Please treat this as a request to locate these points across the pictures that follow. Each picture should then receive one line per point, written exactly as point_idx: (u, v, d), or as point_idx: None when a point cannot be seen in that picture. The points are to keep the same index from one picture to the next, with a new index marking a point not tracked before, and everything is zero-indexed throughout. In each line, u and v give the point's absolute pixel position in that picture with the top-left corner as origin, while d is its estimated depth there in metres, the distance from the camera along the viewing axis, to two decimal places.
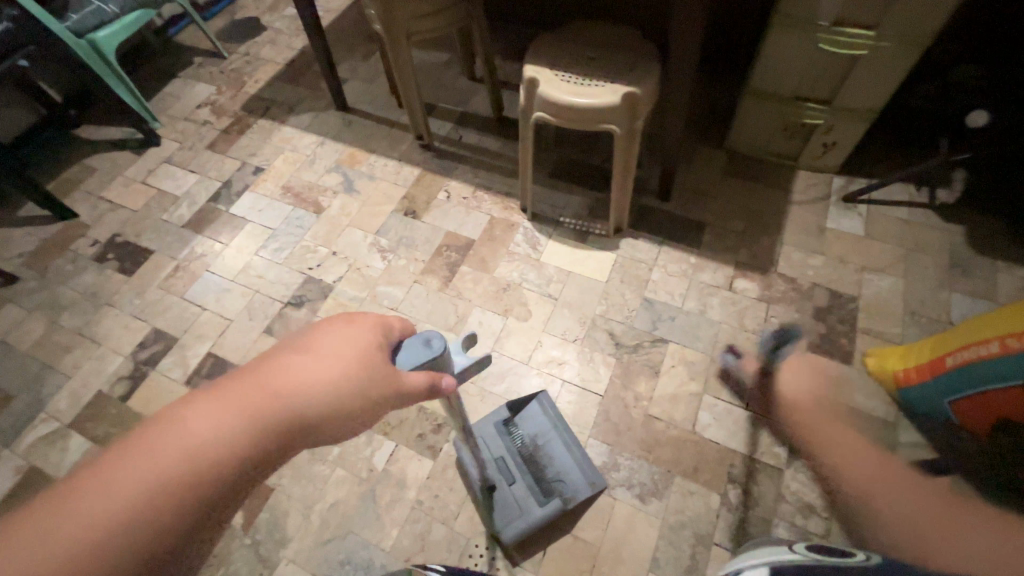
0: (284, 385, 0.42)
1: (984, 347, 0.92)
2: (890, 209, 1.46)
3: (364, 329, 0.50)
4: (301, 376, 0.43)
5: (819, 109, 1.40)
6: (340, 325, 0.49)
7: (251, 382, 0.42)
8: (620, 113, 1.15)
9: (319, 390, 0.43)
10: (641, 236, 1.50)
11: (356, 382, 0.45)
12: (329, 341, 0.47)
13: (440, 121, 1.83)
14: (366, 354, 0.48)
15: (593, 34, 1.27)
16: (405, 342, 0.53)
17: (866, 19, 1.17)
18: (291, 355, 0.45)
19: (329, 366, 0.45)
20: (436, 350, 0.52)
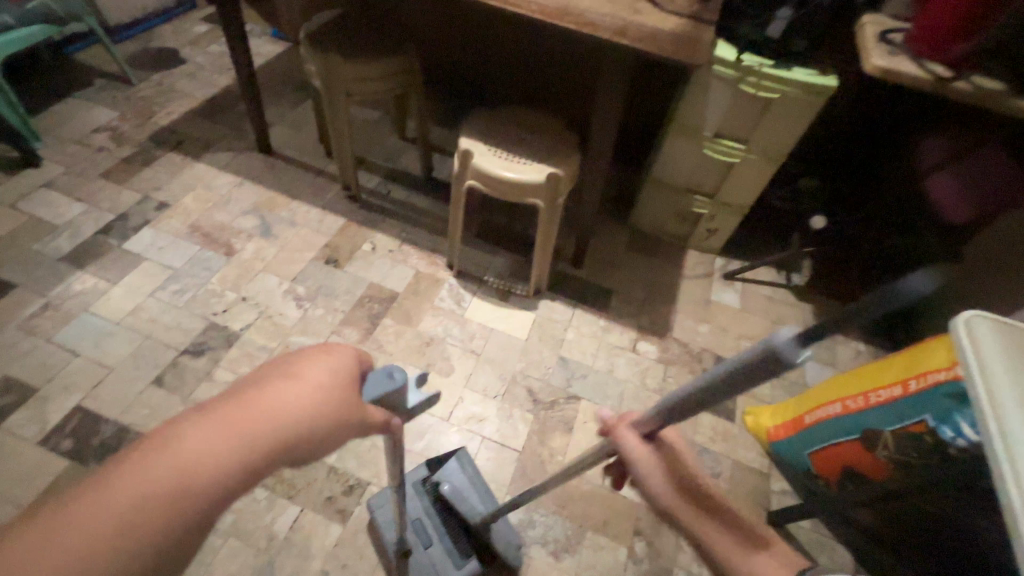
0: (264, 413, 0.44)
1: (831, 408, 1.14)
2: (758, 287, 1.75)
3: (344, 361, 0.50)
4: (284, 401, 0.45)
5: (704, 201, 1.67)
6: (321, 356, 0.50)
7: (238, 406, 0.44)
8: (543, 190, 1.28)
9: (299, 416, 0.45)
10: (558, 297, 1.62)
11: (335, 412, 0.47)
12: (310, 369, 0.48)
13: (369, 175, 1.86)
14: (344, 383, 0.49)
15: (522, 117, 1.42)
16: (370, 374, 0.52)
17: (737, 136, 1.46)
18: (274, 382, 0.46)
19: (309, 395, 0.46)
20: (397, 384, 0.51)
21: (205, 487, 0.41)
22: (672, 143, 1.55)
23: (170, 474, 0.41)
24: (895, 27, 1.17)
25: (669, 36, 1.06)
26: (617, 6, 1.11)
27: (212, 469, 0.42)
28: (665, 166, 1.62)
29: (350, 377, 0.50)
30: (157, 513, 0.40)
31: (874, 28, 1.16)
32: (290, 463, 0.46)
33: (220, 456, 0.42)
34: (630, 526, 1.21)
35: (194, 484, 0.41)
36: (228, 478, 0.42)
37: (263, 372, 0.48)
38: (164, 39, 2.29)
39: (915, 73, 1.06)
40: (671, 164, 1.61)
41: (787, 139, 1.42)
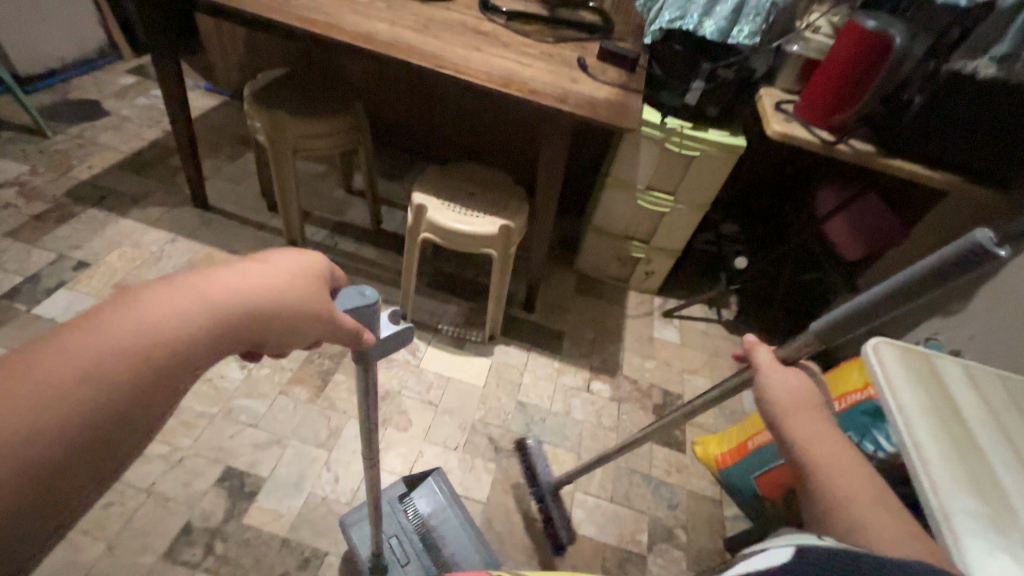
0: (238, 287, 0.41)
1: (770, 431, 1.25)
2: (694, 323, 1.89)
3: (312, 260, 0.50)
4: (260, 283, 0.43)
5: (641, 246, 1.81)
6: (288, 252, 0.48)
7: (209, 279, 0.40)
8: (496, 240, 1.34)
9: (276, 298, 0.43)
10: (512, 342, 1.65)
11: (307, 301, 0.46)
12: (279, 260, 0.46)
13: (315, 228, 1.84)
14: (312, 280, 0.48)
15: (472, 173, 1.49)
16: (341, 291, 0.56)
17: (666, 189, 1.62)
18: (244, 265, 0.43)
19: (283, 281, 0.45)
20: (369, 299, 0.57)
21: (179, 352, 0.36)
22: (609, 194, 1.69)
23: (131, 335, 0.35)
24: (787, 98, 1.39)
25: (605, 103, 1.19)
26: (557, 76, 1.24)
27: (185, 333, 0.37)
28: (604, 216, 1.75)
29: (317, 277, 0.49)
30: (115, 375, 0.33)
31: (771, 99, 1.37)
32: (258, 343, 0.43)
33: (196, 317, 0.37)
34: (598, 569, 1.22)
35: (161, 349, 0.35)
36: (200, 348, 0.37)
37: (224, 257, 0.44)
38: (84, 91, 2.18)
39: (807, 136, 1.26)
40: (609, 214, 1.75)
41: (708, 190, 1.60)
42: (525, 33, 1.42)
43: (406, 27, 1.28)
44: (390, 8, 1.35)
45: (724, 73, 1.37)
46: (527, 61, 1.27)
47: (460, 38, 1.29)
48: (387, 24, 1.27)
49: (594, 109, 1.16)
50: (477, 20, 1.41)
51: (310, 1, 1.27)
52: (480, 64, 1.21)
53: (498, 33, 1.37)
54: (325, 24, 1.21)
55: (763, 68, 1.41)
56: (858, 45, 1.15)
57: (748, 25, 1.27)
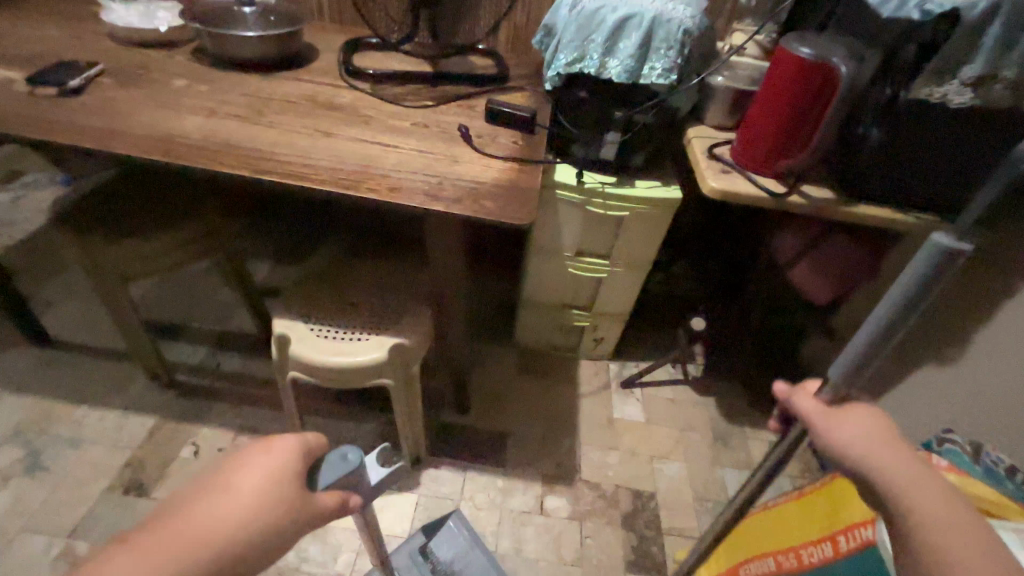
0: (210, 526, 0.46)
1: (764, 564, 0.97)
2: (659, 389, 1.61)
3: (280, 454, 0.53)
4: (216, 517, 0.47)
5: (583, 314, 1.53)
6: (255, 456, 0.52)
7: (180, 523, 0.46)
8: (390, 367, 1.05)
9: (235, 524, 0.47)
10: (443, 462, 1.36)
11: (272, 512, 0.49)
12: (240, 475, 0.50)
13: (191, 347, 1.51)
14: (276, 483, 0.51)
15: (355, 275, 1.20)
16: (324, 458, 0.57)
17: (600, 251, 1.36)
18: (205, 496, 0.48)
19: (242, 503, 0.48)
20: (353, 462, 0.56)
21: None
22: (535, 263, 1.41)
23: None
24: (721, 139, 1.15)
25: (493, 188, 0.91)
26: (431, 157, 0.96)
27: None
28: (534, 286, 1.47)
29: (284, 476, 0.51)
30: None
31: (702, 143, 1.13)
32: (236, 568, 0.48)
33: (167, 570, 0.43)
34: None
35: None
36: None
37: (193, 485, 0.50)
38: None
39: (751, 191, 1.01)
40: (541, 284, 1.46)
41: (648, 249, 1.34)
42: (396, 97, 1.14)
43: (229, 116, 0.99)
44: (215, 91, 1.06)
45: (642, 119, 1.12)
46: (392, 141, 0.98)
47: (305, 120, 1.01)
48: (202, 115, 0.98)
49: (478, 201, 0.88)
50: (333, 90, 1.13)
51: (95, 98, 0.97)
52: (325, 156, 0.92)
53: (359, 104, 1.09)
54: (108, 128, 0.90)
55: (687, 106, 1.17)
56: (793, 76, 0.91)
57: (661, 62, 1.03)
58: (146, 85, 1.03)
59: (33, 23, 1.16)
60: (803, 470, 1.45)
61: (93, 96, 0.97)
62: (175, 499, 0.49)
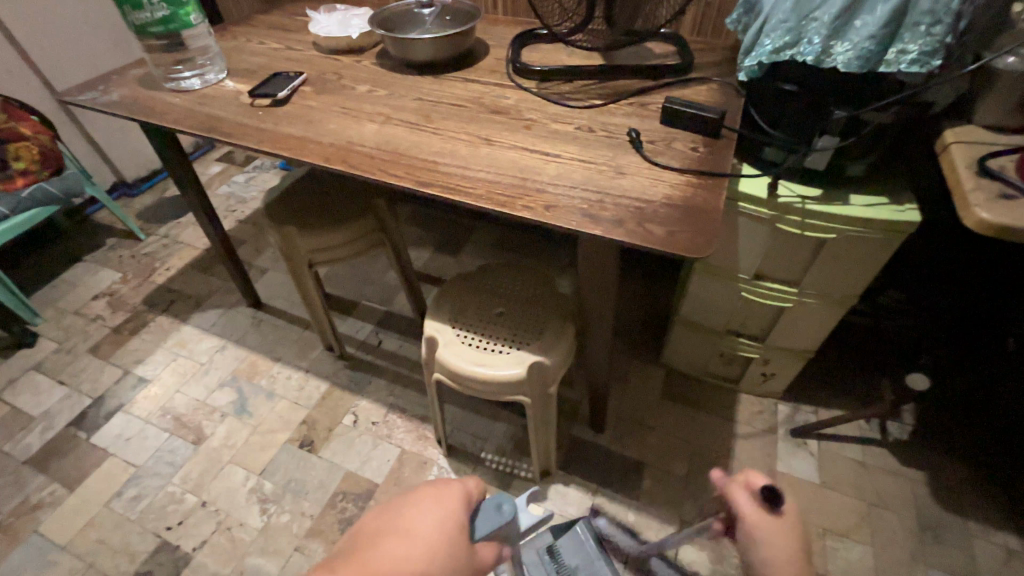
0: (394, 561, 0.44)
1: None
2: (842, 446, 1.31)
3: (453, 503, 0.52)
4: (408, 555, 0.45)
5: (752, 344, 1.30)
6: (428, 503, 0.51)
7: (366, 556, 0.44)
8: (528, 385, 1.01)
9: (426, 565, 0.45)
10: (572, 479, 1.30)
11: (453, 559, 0.47)
12: (419, 516, 0.49)
13: (359, 322, 1.69)
14: (453, 530, 0.49)
15: (502, 280, 1.18)
16: (480, 508, 0.57)
17: (785, 276, 1.12)
18: (393, 533, 0.47)
19: (422, 544, 0.46)
20: (508, 514, 0.56)
21: None
22: (698, 282, 1.23)
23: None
24: (1000, 146, 0.82)
25: (661, 208, 0.78)
26: (593, 168, 0.86)
27: None
28: (694, 307, 1.29)
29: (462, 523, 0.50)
30: None
31: (967, 151, 0.82)
32: None
33: None
34: None
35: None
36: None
37: (377, 521, 0.49)
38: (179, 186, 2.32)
39: None
40: (702, 306, 1.27)
41: (855, 279, 1.05)
42: (562, 96, 1.06)
43: (400, 122, 1.02)
44: (392, 96, 1.10)
45: (874, 119, 0.85)
46: (552, 149, 0.91)
47: (468, 126, 0.99)
48: (378, 122, 1.02)
49: (642, 224, 0.75)
50: (498, 91, 1.09)
51: (296, 107, 1.08)
52: (483, 165, 0.88)
53: (523, 106, 1.04)
54: (303, 136, 1.00)
55: (949, 98, 0.86)
56: None
57: (918, 43, 0.76)
58: (336, 92, 1.12)
59: (262, 38, 1.35)
60: None
61: (295, 105, 1.09)
62: (366, 536, 0.47)
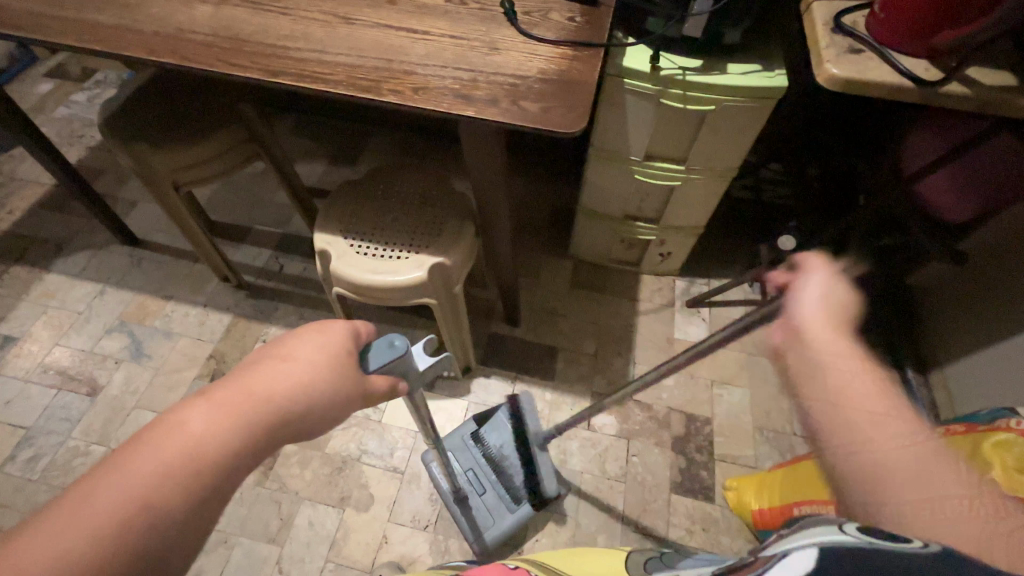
0: (269, 389, 0.44)
1: None
2: (728, 309, 1.47)
3: (336, 337, 0.50)
4: (276, 383, 0.45)
5: (649, 226, 1.36)
6: (310, 336, 0.49)
7: (236, 385, 0.44)
8: (431, 286, 1.00)
9: (298, 390, 0.46)
10: (493, 371, 1.37)
11: (332, 385, 0.47)
12: (299, 348, 0.48)
13: (256, 249, 1.57)
14: (336, 360, 0.48)
15: (395, 185, 1.12)
16: (373, 343, 0.53)
17: (672, 155, 1.15)
18: (266, 363, 0.46)
19: (301, 372, 0.46)
20: (400, 350, 0.52)
21: (219, 459, 0.41)
22: (595, 169, 1.24)
23: (177, 453, 0.39)
24: (854, 2, 0.85)
25: (536, 83, 0.74)
26: (465, 44, 0.79)
27: (221, 444, 0.41)
28: (594, 195, 1.31)
29: (343, 356, 0.49)
30: (174, 485, 0.39)
31: (827, 8, 0.83)
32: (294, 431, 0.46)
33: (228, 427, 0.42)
34: None
35: (202, 465, 0.40)
36: (235, 460, 0.42)
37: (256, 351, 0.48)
38: None
39: (887, 77, 0.75)
40: (601, 192, 1.30)
41: (733, 150, 1.10)
42: None
43: (241, 2, 0.86)
44: None
45: None
46: (421, 26, 0.82)
47: (323, 3, 0.86)
48: (212, 3, 0.86)
49: (517, 101, 0.72)
50: None
51: None
52: (343, 48, 0.78)
53: None
54: (119, 25, 0.83)
55: None
56: None
57: None
58: None
59: None
60: None
61: None
62: (240, 365, 0.46)
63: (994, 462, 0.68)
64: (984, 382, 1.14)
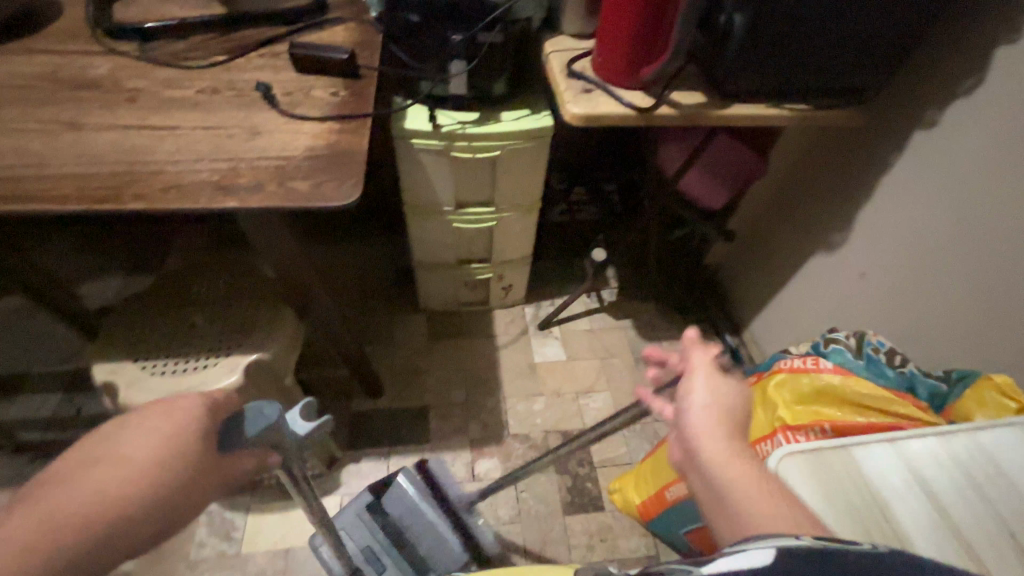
0: (83, 507, 0.36)
1: None
2: (575, 322, 1.57)
3: (181, 420, 0.42)
4: (91, 494, 0.36)
5: (483, 265, 1.41)
6: (148, 422, 0.41)
7: (29, 512, 0.35)
8: (252, 389, 0.91)
9: (131, 495, 0.37)
10: (363, 454, 1.27)
11: (178, 483, 0.40)
12: (131, 443, 0.39)
13: (38, 396, 1.28)
14: (180, 448, 0.41)
15: (192, 285, 1.00)
16: (240, 414, 0.45)
17: (480, 198, 1.22)
18: (82, 471, 0.37)
19: (135, 473, 0.38)
20: (271, 418, 0.46)
21: None
22: (414, 225, 1.26)
23: None
24: (581, 50, 1.00)
25: (304, 161, 0.73)
26: (220, 133, 0.76)
27: None
28: (422, 247, 1.33)
29: (188, 440, 0.41)
30: None
31: (561, 58, 0.97)
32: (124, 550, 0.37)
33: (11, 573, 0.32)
34: None
35: None
36: None
37: (73, 456, 0.39)
38: None
39: (615, 108, 0.89)
40: (427, 244, 1.32)
41: (530, 185, 1.21)
42: (175, 57, 0.89)
43: None
44: None
45: (488, 39, 0.95)
46: (167, 121, 0.77)
47: (39, 113, 0.76)
48: None
49: (284, 183, 0.70)
50: (85, 61, 0.86)
51: None
52: (73, 159, 0.70)
53: (121, 76, 0.84)
54: None
55: (539, 16, 0.99)
56: None
57: None
58: None
59: None
60: None
61: None
62: (76, 454, 0.40)
63: (778, 401, 0.82)
64: (779, 332, 1.37)
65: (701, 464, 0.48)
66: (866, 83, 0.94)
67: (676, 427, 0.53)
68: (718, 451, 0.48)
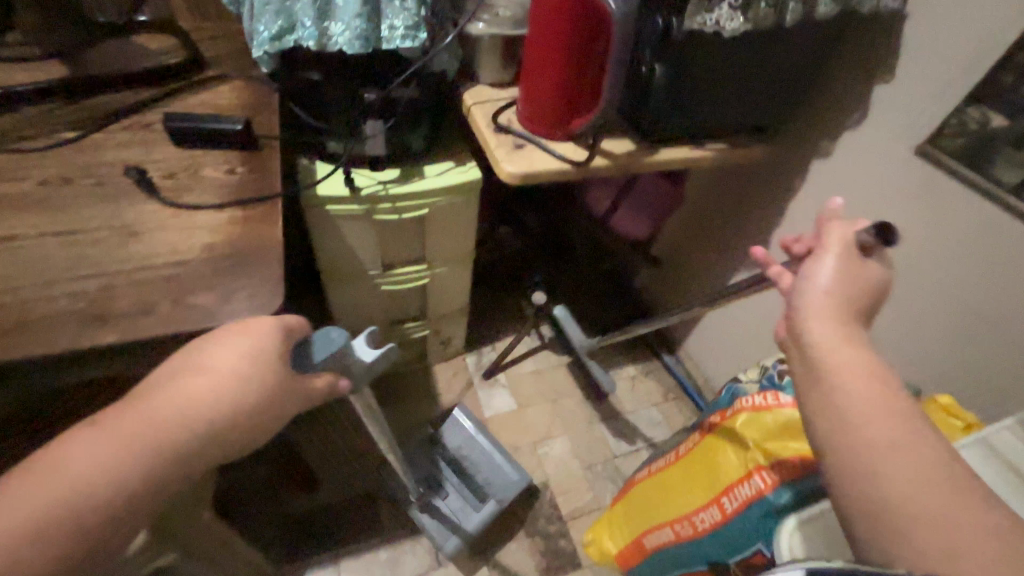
0: (183, 400, 0.45)
1: (706, 515, 0.87)
2: (520, 365, 1.51)
3: (264, 337, 0.51)
4: (190, 392, 0.46)
5: (418, 322, 1.31)
6: (231, 338, 0.50)
7: (144, 404, 0.45)
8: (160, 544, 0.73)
9: (219, 395, 0.47)
10: (308, 566, 1.14)
11: (257, 390, 0.49)
12: (222, 350, 0.49)
13: None
14: (260, 361, 0.50)
15: None
16: (309, 337, 0.55)
17: (409, 256, 1.12)
18: (184, 373, 0.47)
19: (225, 379, 0.48)
20: (340, 338, 0.54)
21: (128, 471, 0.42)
22: (336, 294, 1.13)
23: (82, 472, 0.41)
24: (504, 99, 0.95)
25: (201, 266, 0.60)
26: (81, 242, 0.60)
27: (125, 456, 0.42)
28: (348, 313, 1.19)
29: (269, 355, 0.50)
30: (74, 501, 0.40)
31: (484, 110, 0.92)
32: (209, 444, 0.46)
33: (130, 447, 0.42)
34: None
35: (107, 482, 0.41)
36: (147, 471, 0.43)
37: (175, 364, 0.48)
38: None
39: (550, 164, 0.85)
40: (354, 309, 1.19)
41: (461, 238, 1.13)
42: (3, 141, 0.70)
43: None
44: None
45: (403, 95, 0.86)
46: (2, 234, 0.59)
47: None
48: None
49: (179, 300, 0.56)
50: None
51: None
52: None
53: None
54: None
55: (454, 66, 0.91)
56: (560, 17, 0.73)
57: (400, 18, 0.78)
58: None
59: None
60: (666, 392, 1.52)
61: None
62: (147, 380, 0.47)
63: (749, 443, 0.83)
64: (715, 350, 1.42)
65: (809, 338, 0.49)
66: (772, 121, 0.99)
67: (790, 300, 0.54)
68: (825, 324, 0.49)
